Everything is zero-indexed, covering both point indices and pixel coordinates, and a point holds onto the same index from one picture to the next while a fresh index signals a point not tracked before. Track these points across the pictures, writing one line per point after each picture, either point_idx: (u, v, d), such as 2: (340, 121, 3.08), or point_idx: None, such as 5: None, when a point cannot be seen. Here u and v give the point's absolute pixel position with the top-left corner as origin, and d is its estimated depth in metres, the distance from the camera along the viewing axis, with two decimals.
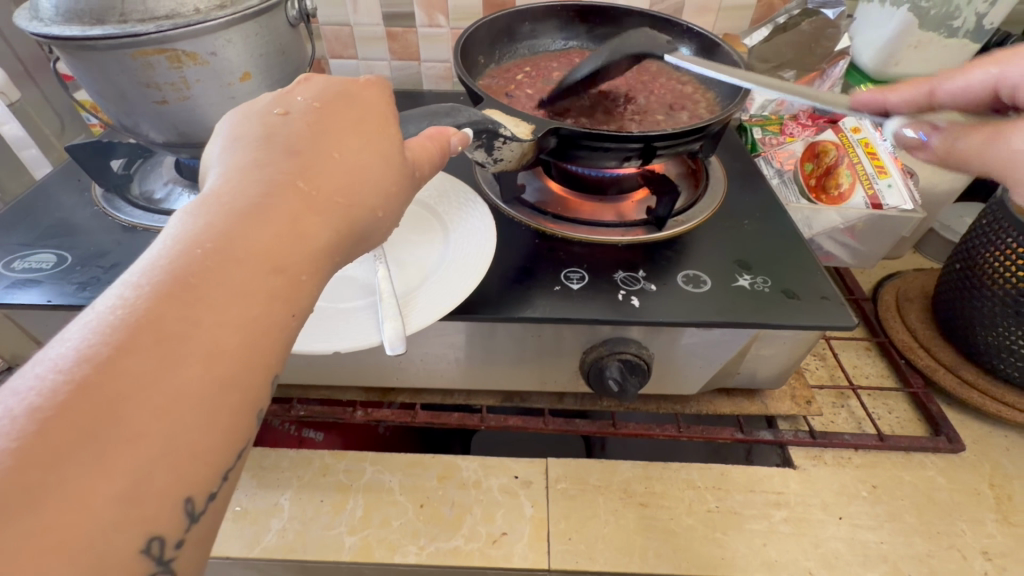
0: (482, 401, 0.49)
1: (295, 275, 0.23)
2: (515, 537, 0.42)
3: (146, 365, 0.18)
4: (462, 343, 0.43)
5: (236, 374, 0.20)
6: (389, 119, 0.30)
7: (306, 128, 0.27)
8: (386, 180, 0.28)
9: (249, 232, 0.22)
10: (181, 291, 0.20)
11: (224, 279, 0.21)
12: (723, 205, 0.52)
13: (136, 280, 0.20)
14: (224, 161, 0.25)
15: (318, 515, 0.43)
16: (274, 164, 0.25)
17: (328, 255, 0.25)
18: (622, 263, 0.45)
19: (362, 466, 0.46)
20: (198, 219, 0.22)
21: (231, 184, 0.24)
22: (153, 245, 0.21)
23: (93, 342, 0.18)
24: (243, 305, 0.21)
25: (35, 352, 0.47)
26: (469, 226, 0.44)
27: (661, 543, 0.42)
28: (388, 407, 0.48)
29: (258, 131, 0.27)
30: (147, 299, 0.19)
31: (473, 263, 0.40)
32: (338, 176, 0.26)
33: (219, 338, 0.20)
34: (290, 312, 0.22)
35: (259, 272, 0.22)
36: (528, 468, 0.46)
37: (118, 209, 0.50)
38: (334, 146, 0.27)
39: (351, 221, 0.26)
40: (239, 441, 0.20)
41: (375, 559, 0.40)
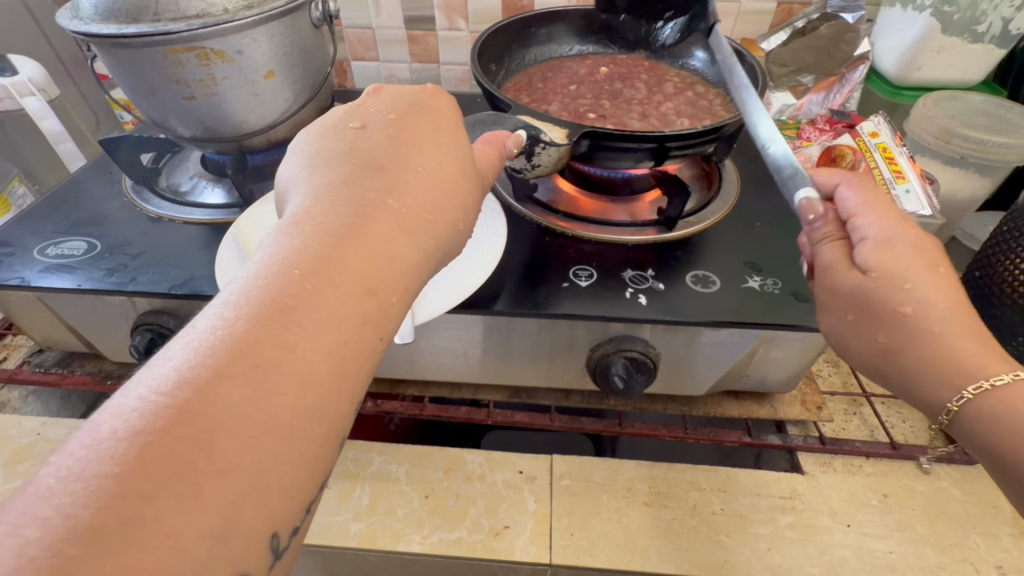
0: (488, 396, 0.49)
1: (384, 298, 0.25)
2: (517, 531, 0.42)
3: (241, 393, 0.20)
4: (469, 335, 0.44)
5: (331, 392, 0.23)
6: (460, 128, 0.33)
7: (384, 143, 0.30)
8: (462, 196, 0.30)
9: (341, 254, 0.25)
10: (280, 309, 0.22)
11: (315, 302, 0.23)
12: (735, 207, 0.52)
13: (238, 301, 0.23)
14: (313, 176, 0.29)
15: (326, 501, 0.44)
16: (359, 181, 0.28)
17: (413, 276, 0.27)
18: (631, 262, 0.45)
19: (369, 456, 0.47)
20: (293, 240, 0.25)
21: (320, 205, 0.26)
22: (250, 264, 0.24)
23: (202, 357, 0.21)
24: (333, 332, 0.23)
25: (64, 335, 0.49)
26: (479, 220, 0.44)
27: (664, 542, 0.41)
28: (397, 399, 0.49)
29: (340, 147, 0.30)
30: (250, 318, 0.22)
31: (483, 259, 0.41)
32: (418, 193, 0.28)
33: (310, 366, 0.22)
34: (377, 335, 0.25)
35: (353, 296, 0.24)
36: (533, 463, 0.46)
37: (145, 200, 0.52)
38: (413, 164, 0.29)
39: (436, 237, 0.28)
40: (321, 474, 0.22)
41: (379, 546, 0.41)
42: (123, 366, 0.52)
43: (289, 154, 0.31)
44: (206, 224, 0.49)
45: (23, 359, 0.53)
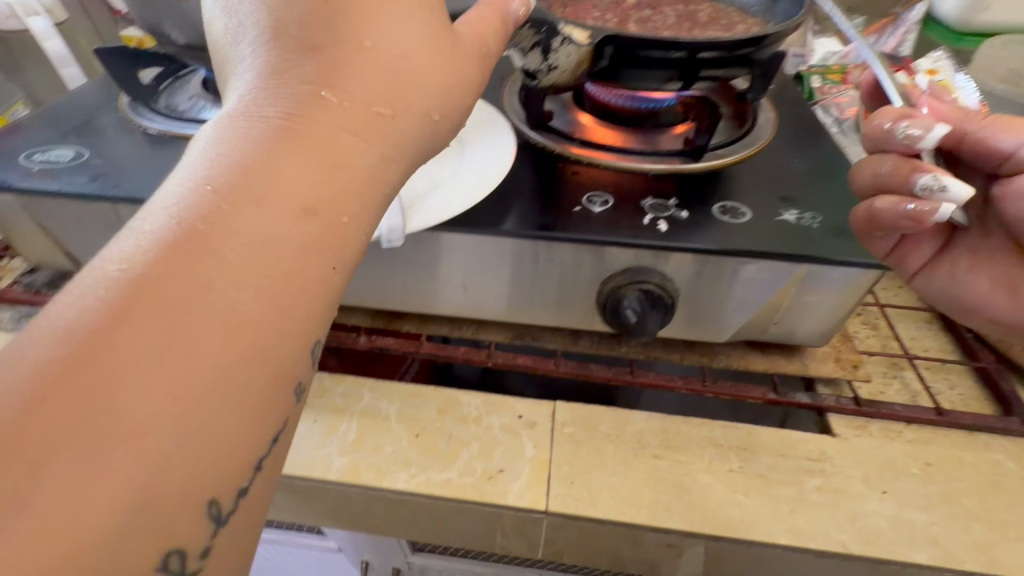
0: (490, 336, 0.46)
1: (326, 219, 0.25)
2: (512, 475, 0.39)
3: (154, 337, 0.20)
4: (465, 266, 0.41)
5: (284, 290, 0.23)
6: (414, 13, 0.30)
7: (322, 41, 0.28)
8: (416, 106, 0.29)
9: (274, 178, 0.24)
10: (223, 203, 0.23)
11: (241, 230, 0.23)
12: (770, 145, 0.47)
13: (153, 236, 0.22)
14: (259, 64, 0.28)
15: (310, 434, 0.41)
16: (311, 72, 0.27)
17: (361, 195, 0.26)
18: (652, 191, 0.41)
19: (359, 392, 0.44)
20: (218, 168, 0.24)
21: (251, 126, 0.25)
22: (172, 195, 0.23)
23: (146, 247, 0.22)
24: (264, 260, 0.23)
25: (54, 251, 0.47)
26: (486, 141, 0.42)
27: (673, 498, 0.38)
28: (392, 335, 0.46)
29: (282, 25, 0.28)
30: (194, 211, 0.23)
31: (483, 179, 0.39)
32: (376, 86, 0.28)
33: (239, 302, 0.22)
34: (322, 262, 0.24)
35: (288, 221, 0.24)
36: (533, 409, 0.43)
37: (141, 116, 0.49)
38: (361, 52, 0.28)
39: (385, 155, 0.28)
40: (268, 424, 0.23)
41: (362, 482, 0.38)
42: None
43: (217, 16, 0.29)
44: None
45: (15, 279, 0.51)
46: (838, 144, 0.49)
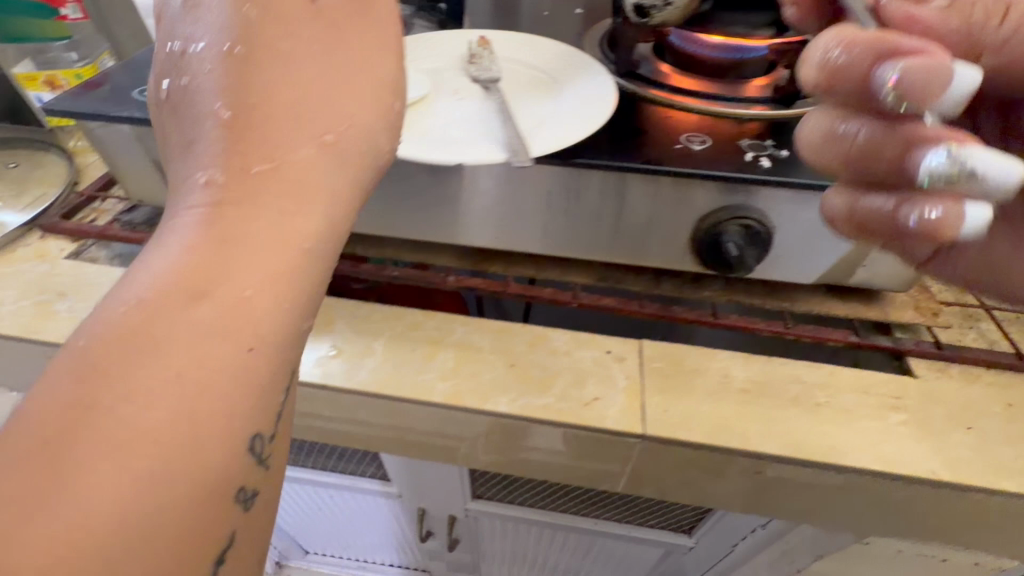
0: (575, 278, 0.47)
1: (223, 299, 0.23)
2: (607, 402, 0.40)
3: (39, 465, 0.19)
4: (578, 204, 0.41)
5: (208, 396, 0.22)
6: (273, 33, 0.28)
7: (254, 105, 0.26)
8: (305, 140, 0.27)
9: (197, 268, 0.24)
10: (139, 307, 0.22)
11: (164, 330, 0.22)
12: None
13: (71, 351, 0.22)
14: (178, 137, 0.28)
15: (410, 361, 0.43)
16: (211, 133, 0.26)
17: (292, 266, 0.25)
18: (746, 133, 0.42)
19: (452, 326, 0.46)
20: (135, 265, 0.24)
21: (176, 212, 0.25)
22: (99, 307, 0.23)
23: (58, 377, 0.21)
24: (181, 355, 0.22)
25: (158, 186, 0.49)
26: (586, 81, 0.43)
27: (764, 426, 0.39)
28: (480, 276, 0.48)
29: (180, 86, 0.27)
30: (115, 316, 0.22)
31: (591, 114, 0.40)
32: (243, 143, 0.26)
33: (151, 409, 0.21)
34: (240, 345, 0.23)
35: (192, 310, 0.23)
36: (620, 345, 0.44)
37: None
38: (227, 100, 0.26)
39: (305, 218, 0.26)
40: (194, 536, 0.21)
41: (465, 404, 0.40)
42: None
43: (155, 98, 0.29)
44: None
45: (116, 217, 0.54)
46: None
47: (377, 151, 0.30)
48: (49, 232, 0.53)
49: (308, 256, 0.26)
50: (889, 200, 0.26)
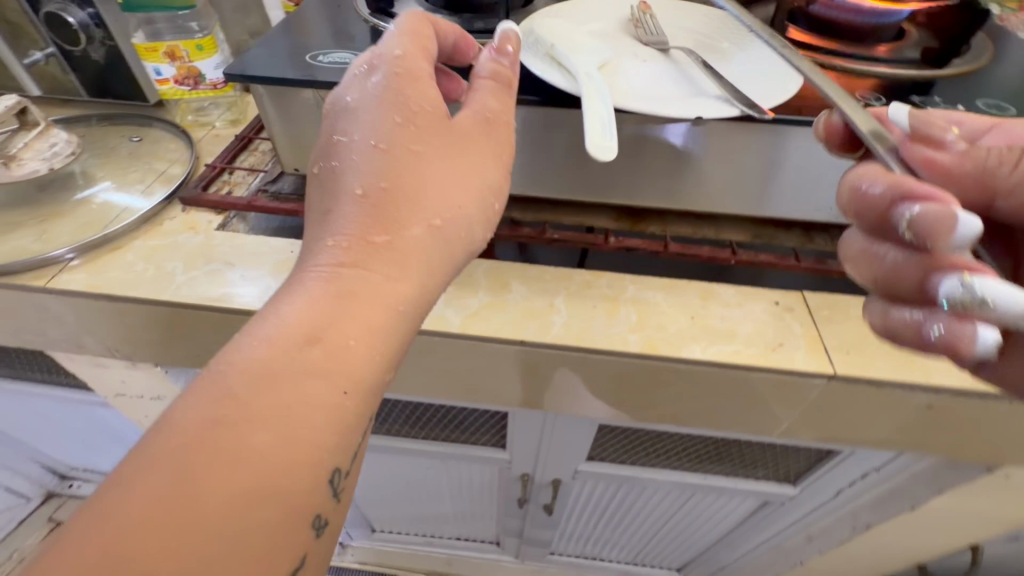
0: (732, 236, 0.49)
1: (332, 346, 0.29)
2: (792, 347, 0.43)
3: (209, 472, 0.24)
4: (776, 157, 0.42)
5: (306, 411, 0.27)
6: (433, 129, 0.34)
7: (368, 178, 0.32)
8: (405, 209, 0.32)
9: (302, 315, 0.29)
10: (267, 350, 0.28)
11: (287, 370, 0.28)
12: (996, 51, 0.50)
13: (225, 379, 0.27)
14: (319, 210, 0.33)
15: (595, 317, 0.45)
16: (349, 209, 0.32)
17: (378, 322, 0.30)
18: (914, 92, 0.45)
19: (623, 284, 0.47)
20: (276, 311, 0.29)
21: (305, 267, 0.31)
22: (238, 339, 0.29)
23: (211, 389, 0.27)
24: (302, 392, 0.27)
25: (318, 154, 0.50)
26: (760, 46, 0.44)
27: (941, 363, 0.42)
28: (638, 235, 0.50)
29: (335, 168, 0.33)
30: (249, 354, 0.28)
31: (786, 73, 0.41)
32: (370, 216, 0.32)
33: (274, 434, 0.26)
34: (342, 389, 0.28)
35: (304, 351, 0.28)
36: (786, 296, 0.47)
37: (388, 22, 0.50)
38: (371, 180, 0.32)
39: (398, 284, 0.31)
40: (287, 546, 0.26)
41: (662, 353, 0.42)
42: None
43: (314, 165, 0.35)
44: None
45: (258, 188, 0.53)
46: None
47: (472, 244, 0.35)
48: (188, 205, 0.53)
49: (399, 319, 0.31)
50: (918, 314, 0.28)
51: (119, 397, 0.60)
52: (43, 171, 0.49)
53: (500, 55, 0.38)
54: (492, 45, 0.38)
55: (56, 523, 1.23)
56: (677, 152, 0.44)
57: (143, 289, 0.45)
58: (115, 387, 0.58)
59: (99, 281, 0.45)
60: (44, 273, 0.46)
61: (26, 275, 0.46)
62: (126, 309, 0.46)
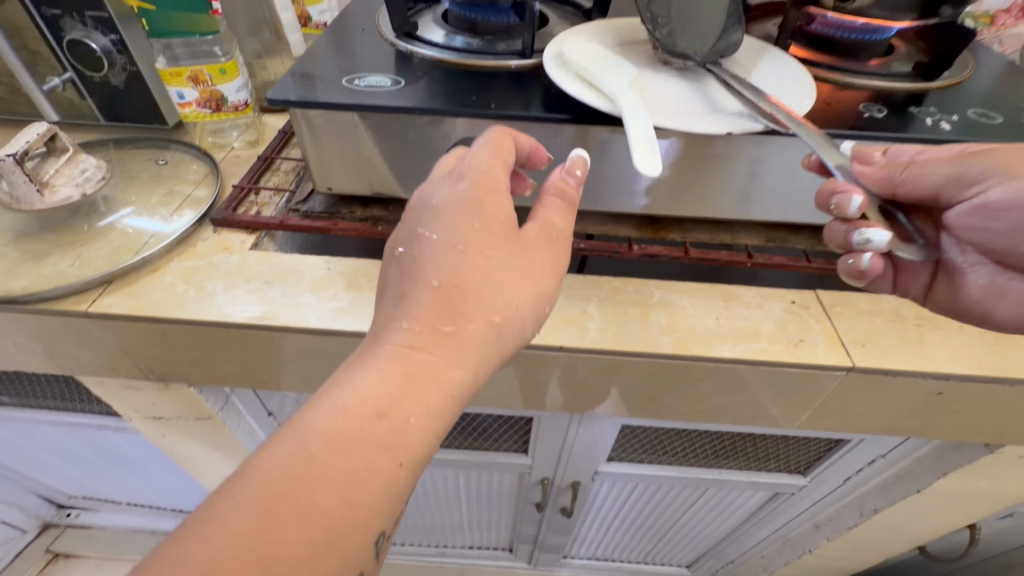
0: (747, 240, 0.53)
1: (397, 423, 0.30)
2: (813, 343, 0.46)
3: (281, 530, 0.26)
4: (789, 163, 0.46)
5: (366, 483, 0.29)
6: (506, 229, 0.35)
7: (442, 263, 0.33)
8: (475, 301, 0.33)
9: (375, 392, 0.30)
10: (341, 422, 0.29)
11: (357, 442, 0.29)
12: (976, 65, 0.55)
13: (301, 443, 0.28)
14: (393, 293, 0.34)
15: (628, 321, 0.47)
16: (424, 296, 0.32)
17: (439, 406, 0.31)
18: (910, 102, 0.49)
19: (649, 289, 0.50)
20: (351, 381, 0.31)
21: (378, 339, 0.32)
22: (314, 403, 0.30)
23: (288, 446, 0.28)
24: (367, 464, 0.29)
25: (351, 174, 0.51)
26: (769, 62, 0.48)
27: (947, 352, 0.46)
28: (660, 243, 0.53)
29: (413, 256, 0.34)
30: (325, 421, 0.29)
31: (797, 85, 0.45)
32: (442, 307, 0.32)
33: (339, 500, 0.28)
34: (399, 463, 0.30)
35: (374, 425, 0.30)
36: (801, 296, 0.50)
37: (414, 46, 0.53)
38: (447, 273, 0.33)
39: (458, 368, 0.32)
40: None
41: (693, 353, 0.45)
42: (392, 212, 0.54)
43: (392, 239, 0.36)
44: (486, 66, 0.51)
45: (289, 208, 0.55)
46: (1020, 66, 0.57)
47: (522, 338, 0.36)
48: (219, 226, 0.54)
49: (451, 403, 0.32)
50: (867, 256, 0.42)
51: (147, 419, 0.60)
52: (76, 197, 0.49)
53: (568, 177, 0.40)
54: (562, 168, 0.41)
55: (55, 554, 1.20)
56: (699, 159, 0.46)
57: (186, 310, 0.46)
58: (144, 409, 0.58)
59: (141, 303, 0.46)
60: (84, 298, 0.46)
61: (66, 300, 0.46)
62: (169, 331, 0.46)
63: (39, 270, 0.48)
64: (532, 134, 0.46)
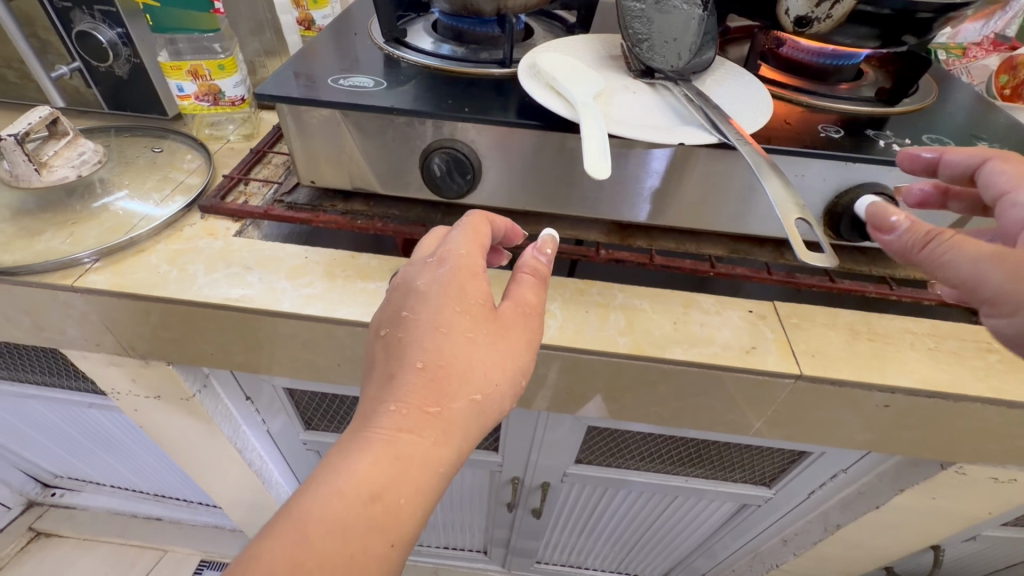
0: (712, 250, 0.54)
1: (388, 505, 0.33)
2: (765, 350, 0.48)
3: None
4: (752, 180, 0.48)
5: (364, 563, 0.32)
6: (486, 312, 0.37)
7: (426, 350, 0.35)
8: (460, 384, 0.35)
9: (367, 478, 0.32)
10: (336, 507, 0.32)
11: (350, 526, 0.31)
12: (939, 93, 0.57)
13: (300, 530, 0.31)
14: (381, 373, 0.36)
15: (589, 320, 0.49)
16: (410, 380, 0.35)
17: (427, 484, 0.34)
18: (869, 125, 0.51)
19: (613, 292, 0.52)
20: (343, 466, 0.33)
21: (367, 425, 0.34)
22: (310, 490, 0.32)
23: (290, 532, 0.31)
24: (360, 545, 0.32)
25: (334, 168, 0.54)
26: (734, 80, 0.50)
27: (895, 366, 0.48)
28: (627, 249, 0.55)
29: (399, 338, 0.36)
30: (321, 508, 0.31)
31: (758, 104, 0.46)
32: (428, 390, 0.34)
33: None
34: (390, 541, 0.32)
35: (369, 510, 0.32)
36: (759, 306, 0.52)
37: (401, 51, 0.56)
38: (432, 357, 0.35)
39: (445, 449, 0.35)
40: None
41: (648, 353, 0.47)
42: (371, 208, 0.56)
43: (379, 322, 0.39)
44: (466, 72, 0.53)
45: (275, 198, 0.57)
46: (987, 95, 0.58)
47: (501, 413, 0.38)
48: (207, 213, 0.56)
49: (437, 478, 0.35)
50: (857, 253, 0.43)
51: (127, 395, 0.62)
52: (72, 177, 0.52)
53: (539, 255, 0.43)
54: (533, 246, 0.44)
55: (36, 532, 1.21)
56: (662, 166, 0.48)
57: (168, 289, 0.48)
58: (126, 386, 0.61)
59: (125, 281, 0.48)
60: (70, 273, 0.49)
61: (54, 274, 0.48)
62: (150, 308, 0.49)
63: (33, 245, 0.50)
64: (504, 139, 0.48)
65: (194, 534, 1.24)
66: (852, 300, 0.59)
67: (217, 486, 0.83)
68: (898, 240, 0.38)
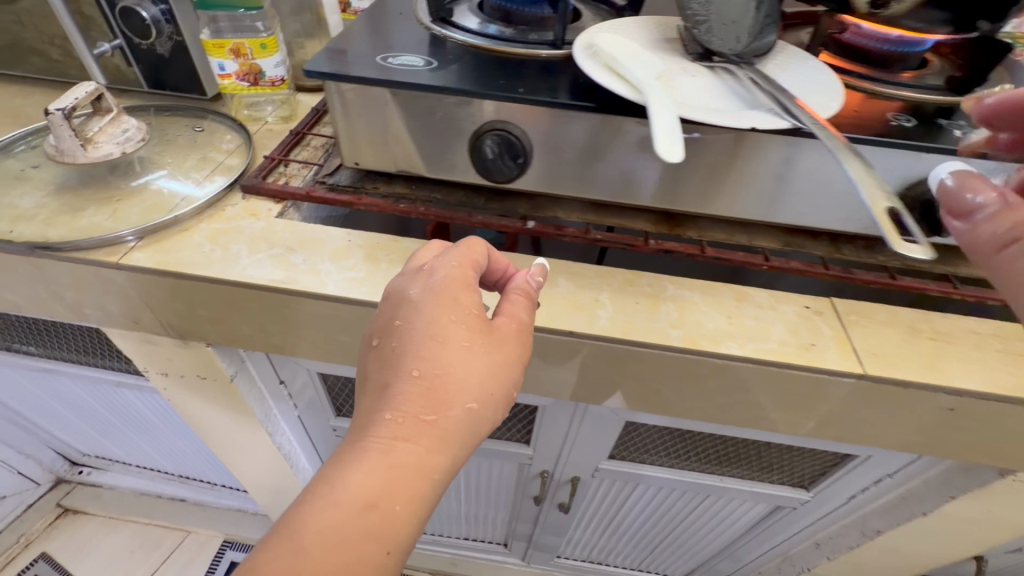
0: (765, 243, 0.52)
1: (383, 515, 0.32)
2: (824, 347, 0.46)
3: None
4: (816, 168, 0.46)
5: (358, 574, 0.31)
6: (480, 321, 0.37)
7: (421, 359, 0.35)
8: (455, 392, 0.34)
9: (361, 487, 0.32)
10: (330, 517, 0.31)
11: (344, 537, 0.31)
12: (1012, 83, 0.54)
13: (294, 542, 0.31)
14: (376, 384, 0.36)
15: (639, 311, 0.47)
16: (405, 388, 0.34)
17: (421, 492, 0.34)
18: (940, 114, 0.48)
19: (662, 283, 0.50)
20: (337, 477, 0.32)
21: (362, 435, 0.34)
22: (304, 502, 0.32)
23: (284, 544, 0.31)
24: (355, 556, 0.31)
25: (378, 150, 0.52)
26: (798, 65, 0.48)
27: (961, 367, 0.45)
28: (675, 240, 0.53)
29: (394, 348, 0.36)
30: (314, 519, 0.31)
31: (827, 90, 0.44)
32: (424, 398, 0.34)
33: None
34: (386, 549, 0.32)
35: (364, 521, 0.32)
36: (815, 301, 0.50)
37: (448, 30, 0.54)
38: (428, 366, 0.34)
39: (440, 458, 0.34)
40: None
41: (701, 347, 0.45)
42: (413, 191, 0.55)
43: (372, 334, 0.38)
44: (516, 52, 0.52)
45: (316, 180, 0.56)
46: None
47: (496, 422, 0.37)
48: (248, 194, 0.55)
49: (432, 486, 0.34)
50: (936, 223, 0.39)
51: (163, 375, 0.62)
52: (116, 154, 0.51)
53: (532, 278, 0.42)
54: (527, 272, 0.43)
55: (64, 509, 1.23)
56: (721, 153, 0.46)
57: (212, 269, 0.47)
58: (163, 366, 0.60)
59: (169, 259, 0.48)
60: (114, 251, 0.48)
61: (97, 251, 0.48)
62: (193, 288, 0.48)
63: (76, 221, 0.50)
64: (557, 122, 0.47)
65: (216, 517, 1.26)
66: (908, 299, 0.56)
67: (245, 470, 0.83)
68: (971, 228, 0.34)
